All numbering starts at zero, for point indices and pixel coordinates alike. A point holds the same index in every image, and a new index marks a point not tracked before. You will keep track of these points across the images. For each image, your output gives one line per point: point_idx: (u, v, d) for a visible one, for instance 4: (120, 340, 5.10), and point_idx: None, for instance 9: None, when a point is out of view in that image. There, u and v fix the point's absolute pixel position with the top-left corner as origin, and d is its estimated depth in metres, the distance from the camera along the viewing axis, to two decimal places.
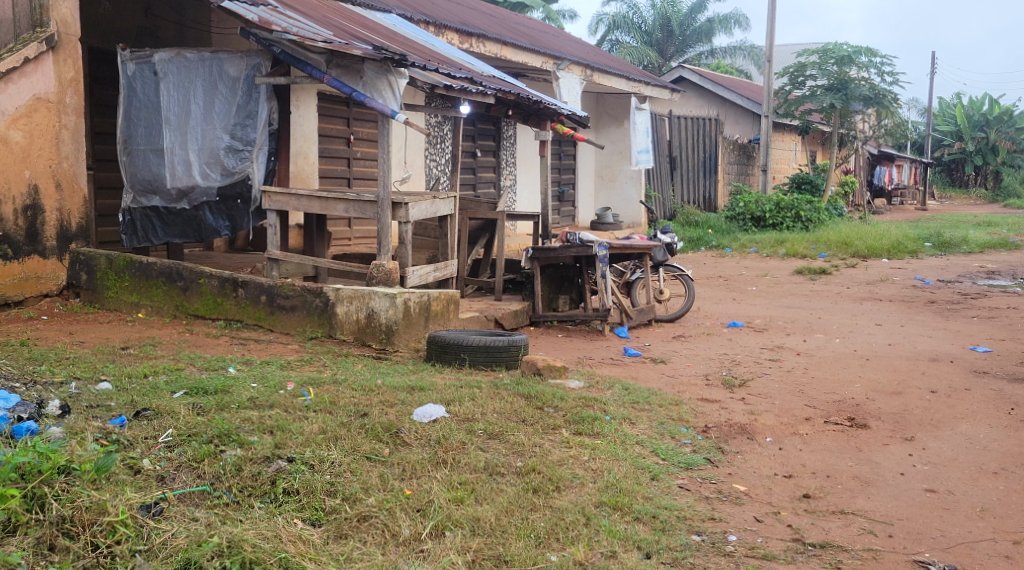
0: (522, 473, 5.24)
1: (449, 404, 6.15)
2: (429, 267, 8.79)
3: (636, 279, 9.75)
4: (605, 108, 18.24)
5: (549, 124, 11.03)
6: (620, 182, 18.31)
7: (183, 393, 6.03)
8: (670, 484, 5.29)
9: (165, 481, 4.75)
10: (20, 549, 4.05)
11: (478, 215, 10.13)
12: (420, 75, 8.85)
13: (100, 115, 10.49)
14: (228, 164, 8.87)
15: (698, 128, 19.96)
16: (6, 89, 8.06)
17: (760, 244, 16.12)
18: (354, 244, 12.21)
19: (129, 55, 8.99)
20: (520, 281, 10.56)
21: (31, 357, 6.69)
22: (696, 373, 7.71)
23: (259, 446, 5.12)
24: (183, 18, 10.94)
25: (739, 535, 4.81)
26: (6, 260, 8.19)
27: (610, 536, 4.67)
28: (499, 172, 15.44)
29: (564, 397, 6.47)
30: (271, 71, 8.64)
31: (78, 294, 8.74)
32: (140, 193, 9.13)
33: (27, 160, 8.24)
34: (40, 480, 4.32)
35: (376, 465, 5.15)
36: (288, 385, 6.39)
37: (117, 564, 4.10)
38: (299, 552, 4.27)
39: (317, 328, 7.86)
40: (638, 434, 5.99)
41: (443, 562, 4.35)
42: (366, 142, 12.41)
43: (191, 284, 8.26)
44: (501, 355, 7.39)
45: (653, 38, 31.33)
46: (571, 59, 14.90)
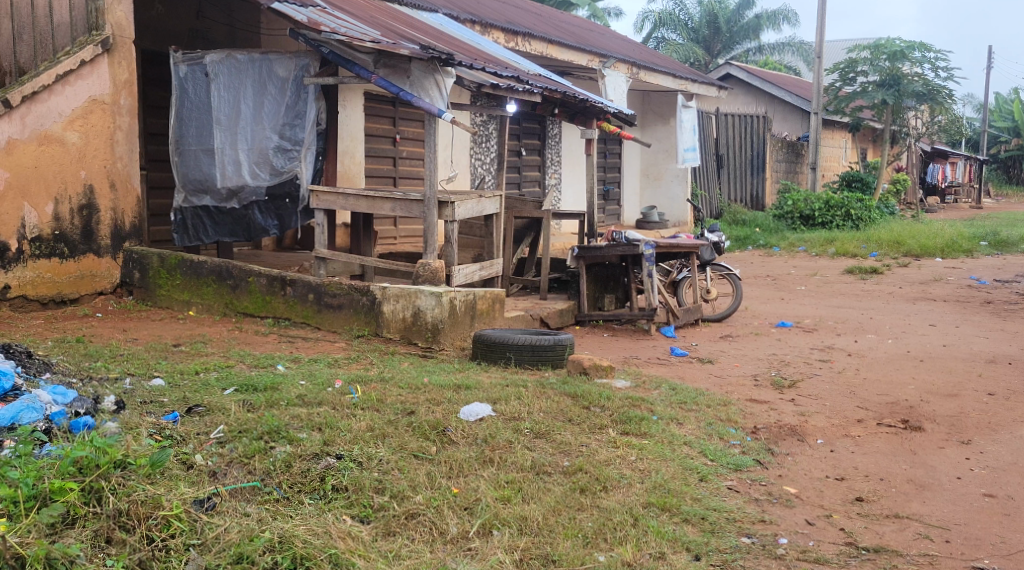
0: (569, 472, 5.23)
1: (495, 402, 6.17)
2: (475, 266, 8.81)
3: (683, 278, 9.66)
4: (651, 106, 18.17)
5: (595, 123, 10.99)
6: (665, 181, 18.23)
7: (233, 390, 6.11)
8: (719, 485, 5.26)
9: (218, 476, 4.81)
10: (79, 541, 4.11)
11: (524, 214, 10.14)
12: (467, 73, 8.87)
13: (153, 116, 10.67)
14: (276, 164, 8.95)
15: (746, 126, 19.82)
16: (63, 91, 8.20)
17: (808, 243, 15.93)
18: (400, 242, 12.29)
19: (182, 57, 9.13)
20: (566, 281, 10.54)
21: (86, 353, 6.82)
22: (744, 373, 7.66)
23: (309, 443, 5.17)
24: (234, 20, 11.06)
25: (791, 537, 4.76)
26: (62, 258, 8.35)
27: (658, 537, 4.64)
28: (544, 170, 15.45)
29: (610, 396, 6.45)
30: (319, 71, 8.73)
31: (131, 291, 8.87)
32: (191, 193, 9.28)
33: (82, 160, 8.38)
34: (98, 474, 4.37)
35: (423, 463, 5.17)
36: (336, 382, 6.45)
37: (171, 558, 4.15)
38: (349, 548, 4.30)
39: (363, 326, 7.91)
40: (686, 434, 5.96)
41: (491, 560, 4.36)
42: (412, 141, 12.47)
43: (240, 282, 8.37)
44: (547, 354, 7.39)
45: (700, 35, 31.11)
46: (618, 57, 14.84)
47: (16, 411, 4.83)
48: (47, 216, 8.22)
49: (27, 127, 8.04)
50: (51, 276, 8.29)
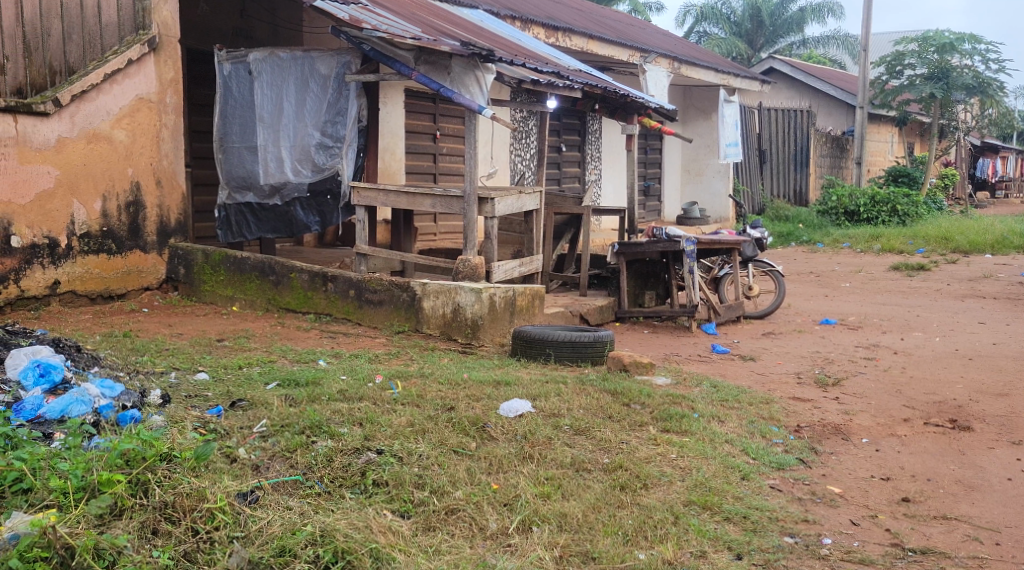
0: (609, 469, 5.22)
1: (535, 399, 6.16)
2: (514, 262, 8.80)
3: (724, 274, 9.59)
4: (692, 101, 18.06)
5: (636, 118, 10.98)
6: (707, 177, 18.11)
7: (275, 384, 6.17)
8: (761, 484, 5.21)
9: (260, 470, 4.85)
10: (126, 532, 4.16)
11: (564, 210, 10.13)
12: (507, 69, 8.89)
13: (198, 114, 10.79)
14: (318, 161, 9.02)
15: (789, 120, 19.57)
16: (111, 90, 8.29)
17: (853, 240, 15.75)
18: (440, 238, 12.31)
19: (225, 56, 9.22)
20: (606, 277, 10.52)
21: (133, 348, 6.91)
22: (787, 371, 7.59)
23: (349, 438, 5.20)
24: (277, 19, 11.18)
25: (835, 538, 4.72)
26: (110, 254, 8.45)
27: (699, 535, 4.63)
28: (584, 166, 15.41)
29: (651, 393, 6.43)
30: (360, 68, 8.76)
31: (176, 287, 9.00)
32: (235, 189, 9.37)
33: (129, 158, 8.48)
34: (145, 467, 4.45)
35: (463, 459, 5.18)
36: (376, 377, 6.50)
37: (216, 549, 4.19)
38: (389, 543, 4.32)
39: (404, 322, 7.95)
40: (727, 432, 5.91)
41: (531, 557, 4.36)
42: (452, 138, 12.50)
43: (283, 278, 8.44)
44: (587, 351, 7.37)
45: (742, 29, 30.85)
46: (659, 52, 14.76)
47: (66, 404, 4.90)
48: (95, 213, 8.29)
49: (77, 125, 8.09)
50: (100, 271, 8.39)
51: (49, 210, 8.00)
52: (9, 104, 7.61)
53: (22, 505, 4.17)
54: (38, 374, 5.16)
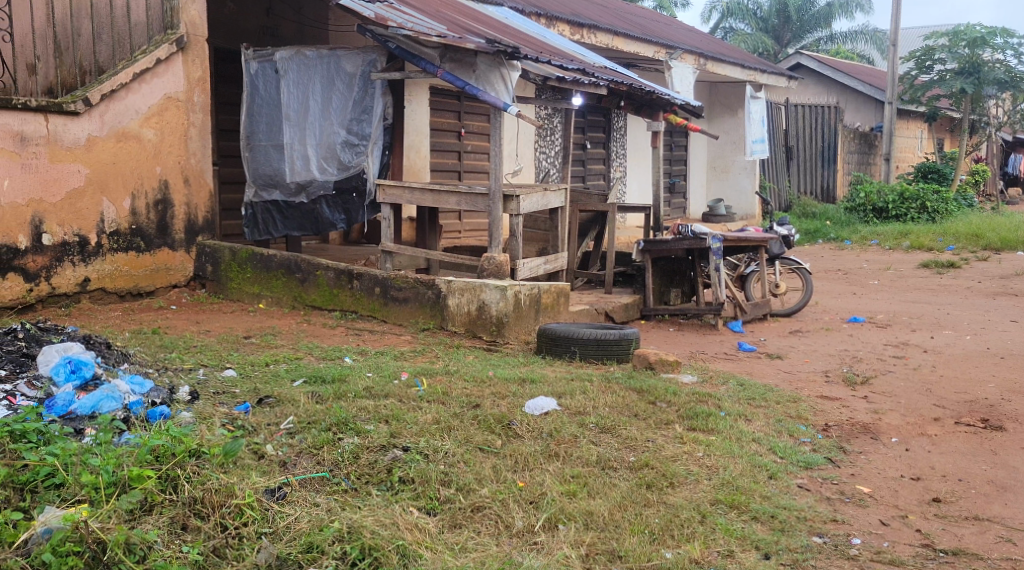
0: (635, 467, 5.21)
1: (560, 397, 6.15)
2: (540, 260, 8.82)
3: (750, 271, 9.52)
4: (718, 97, 17.97)
5: (662, 114, 10.94)
6: (733, 174, 18.03)
7: (302, 381, 6.20)
8: (789, 484, 5.18)
9: (287, 466, 4.87)
10: (156, 527, 4.19)
11: (589, 207, 10.11)
12: (532, 67, 8.90)
13: (225, 113, 10.86)
14: (343, 159, 9.04)
15: (815, 116, 19.42)
16: (140, 90, 8.35)
17: (882, 237, 15.61)
18: (465, 236, 12.33)
19: (253, 54, 9.31)
20: (631, 275, 10.49)
21: (161, 344, 6.96)
22: (815, 369, 7.54)
23: (376, 435, 5.21)
24: (303, 17, 11.25)
25: (864, 538, 4.68)
26: (139, 252, 8.52)
27: (727, 534, 4.61)
28: (609, 164, 15.37)
29: (677, 391, 6.41)
30: (386, 66, 8.78)
31: (203, 285, 9.07)
32: (262, 187, 9.43)
33: (158, 156, 8.54)
34: (174, 463, 4.48)
35: (489, 457, 5.18)
36: (402, 374, 6.51)
37: (244, 545, 4.23)
38: (416, 540, 4.33)
39: (429, 319, 7.97)
40: (755, 431, 5.88)
41: (558, 556, 4.35)
42: (477, 136, 12.51)
43: (309, 276, 8.47)
44: (613, 348, 7.36)
45: (769, 24, 30.69)
46: (684, 48, 14.70)
47: (97, 400, 4.94)
48: (124, 211, 8.36)
49: (106, 124, 8.15)
50: (129, 269, 8.46)
51: (80, 208, 8.05)
52: (40, 104, 7.66)
53: (55, 499, 4.20)
54: (70, 370, 5.21)
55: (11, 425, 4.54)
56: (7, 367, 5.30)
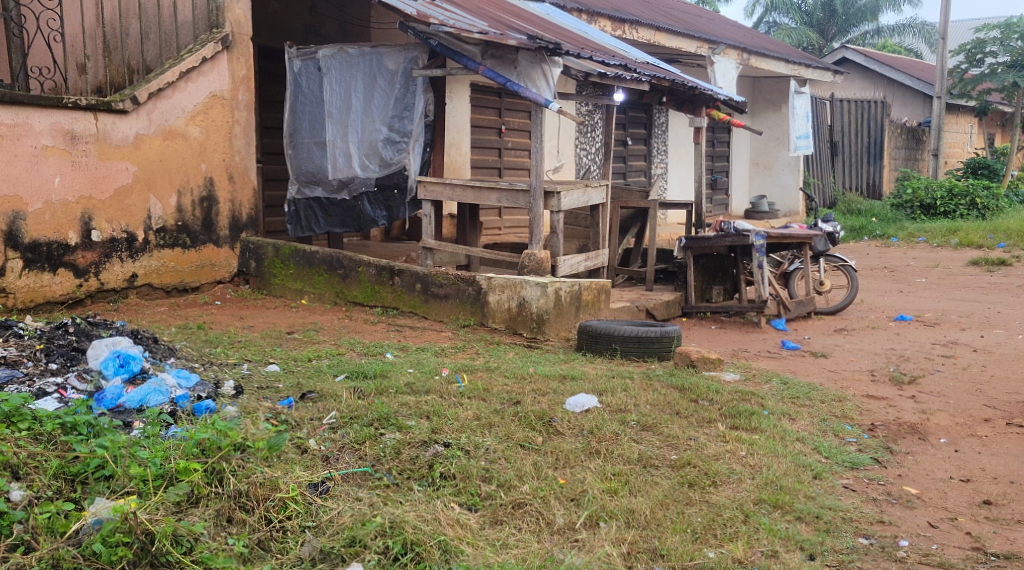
0: (676, 465, 5.18)
1: (601, 394, 6.13)
2: (581, 257, 8.79)
3: (794, 269, 9.38)
4: (762, 93, 17.82)
5: (705, 110, 10.73)
6: (777, 169, 17.86)
7: (344, 376, 6.24)
8: (834, 484, 5.13)
9: (330, 461, 4.89)
10: (203, 519, 4.22)
11: (631, 204, 10.06)
12: (574, 63, 8.86)
13: (269, 110, 10.96)
14: (385, 156, 9.07)
15: (863, 111, 19.27)
16: (186, 88, 8.43)
17: (930, 234, 15.40)
18: (505, 233, 12.33)
19: (296, 53, 9.40)
20: (672, 271, 10.43)
21: (206, 339, 7.04)
22: (861, 368, 7.44)
23: (417, 431, 5.23)
24: (345, 15, 11.31)
25: (912, 540, 4.62)
26: (185, 248, 8.62)
27: (771, 534, 4.56)
28: (650, 160, 15.30)
29: (720, 389, 6.36)
30: (428, 63, 8.79)
31: (247, 280, 9.17)
32: (305, 184, 9.49)
33: (203, 154, 8.63)
34: (220, 456, 4.49)
35: (530, 453, 5.18)
36: (442, 371, 6.53)
37: (288, 538, 4.26)
38: (457, 536, 4.34)
39: (470, 316, 7.98)
40: (799, 430, 5.82)
41: (599, 554, 4.34)
42: (518, 132, 12.52)
43: (351, 272, 8.54)
44: (654, 346, 7.32)
45: (814, 18, 30.33)
46: (727, 43, 14.56)
47: (145, 394, 5.03)
48: (171, 208, 8.46)
49: (154, 122, 8.24)
50: (175, 265, 8.56)
51: (128, 205, 8.16)
52: (90, 103, 7.76)
53: (105, 491, 4.26)
54: (119, 364, 5.30)
55: (63, 417, 4.62)
56: (59, 360, 5.40)
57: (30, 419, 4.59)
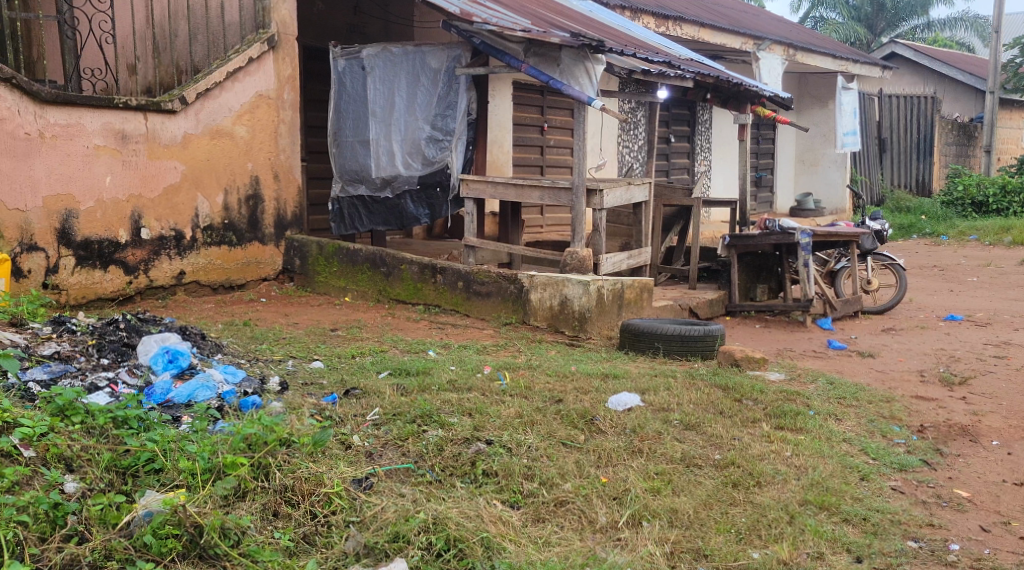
0: (720, 465, 5.14)
1: (644, 393, 6.10)
2: (623, 254, 8.76)
3: (841, 268, 9.33)
4: (808, 88, 17.66)
5: (750, 107, 10.65)
6: (823, 167, 17.66)
7: (387, 373, 6.26)
8: (882, 485, 5.06)
9: (373, 457, 4.91)
10: (249, 513, 4.27)
11: (673, 202, 10.00)
12: (618, 60, 8.79)
13: (313, 110, 11.04)
14: (428, 154, 9.09)
15: (910, 106, 18.78)
16: (233, 88, 8.50)
17: (981, 232, 15.16)
18: (546, 231, 12.32)
19: (340, 52, 9.43)
20: (716, 270, 10.35)
21: (252, 336, 7.11)
22: (910, 368, 7.34)
23: (459, 428, 5.23)
24: (389, 14, 11.35)
25: (963, 544, 4.55)
26: (231, 246, 8.72)
27: (817, 536, 4.52)
28: (693, 157, 15.19)
29: (764, 389, 6.30)
30: (471, 62, 8.84)
31: (292, 278, 9.26)
32: (348, 182, 9.52)
33: (249, 152, 8.71)
34: (266, 451, 4.54)
35: (572, 451, 5.17)
36: (484, 368, 6.53)
37: (333, 533, 4.28)
38: (500, 533, 4.34)
39: (511, 313, 7.97)
40: (845, 431, 5.75)
41: (642, 553, 4.32)
42: (560, 130, 12.50)
43: (394, 270, 8.58)
44: (697, 345, 7.26)
45: (861, 13, 29.90)
46: (773, 39, 14.44)
47: (193, 389, 5.12)
48: (218, 207, 8.55)
49: (201, 122, 8.32)
50: (222, 263, 8.66)
51: (176, 203, 8.25)
52: (140, 103, 7.87)
53: (155, 484, 4.32)
54: (167, 360, 5.41)
55: (114, 411, 4.67)
56: (109, 356, 5.47)
57: (83, 413, 4.63)
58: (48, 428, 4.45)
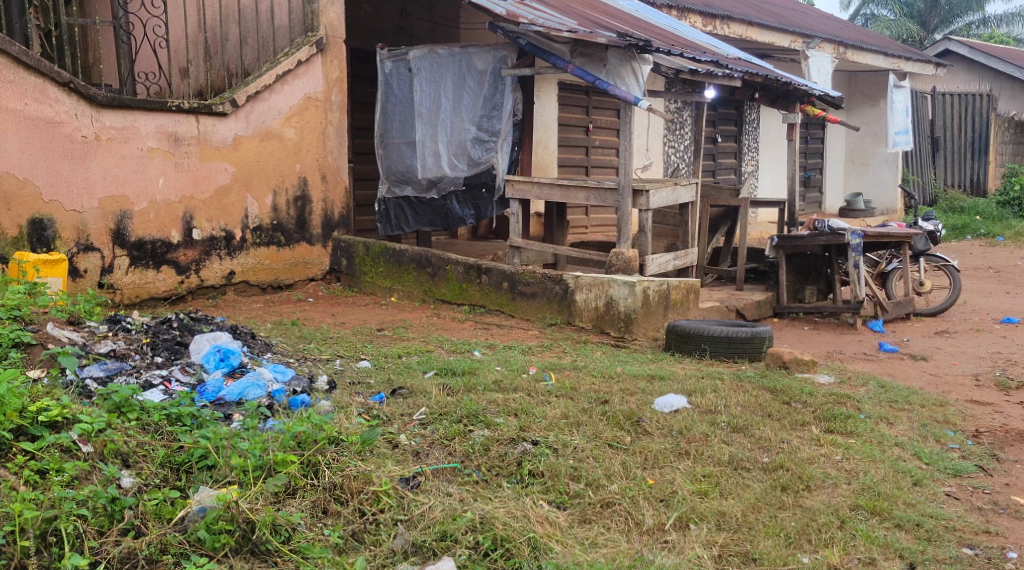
0: (769, 469, 5.08)
1: (690, 395, 6.06)
2: (669, 255, 8.68)
3: (893, 269, 9.16)
4: (858, 87, 17.41)
5: (799, 106, 10.53)
6: (874, 166, 17.42)
7: (433, 373, 6.28)
8: (936, 491, 4.97)
9: (420, 456, 4.91)
10: (299, 510, 4.31)
11: (720, 202, 9.92)
12: (665, 60, 8.72)
13: (360, 112, 11.13)
14: (473, 155, 9.09)
15: (966, 105, 18.48)
16: (282, 90, 8.58)
17: None
18: (591, 231, 12.29)
19: (387, 53, 9.51)
20: (763, 271, 10.25)
21: (300, 336, 7.16)
22: (964, 372, 7.22)
23: (505, 428, 5.23)
24: (435, 16, 11.52)
25: (1021, 552, 4.46)
26: (279, 247, 8.80)
27: (868, 541, 4.46)
28: (740, 157, 15.07)
29: (813, 392, 6.23)
30: (517, 62, 8.85)
31: (339, 278, 9.34)
32: (395, 184, 9.58)
33: (298, 155, 8.79)
34: (316, 448, 4.60)
35: (618, 453, 5.15)
36: (530, 369, 6.53)
37: (381, 531, 4.30)
38: (547, 533, 4.33)
39: (557, 314, 7.96)
40: (897, 435, 5.66)
41: (690, 555, 4.30)
42: (605, 130, 12.47)
43: (439, 270, 8.61)
44: (745, 346, 7.20)
45: (914, 9, 29.41)
46: (822, 37, 14.28)
47: (244, 387, 5.17)
48: (266, 208, 8.63)
49: (251, 124, 8.41)
50: (270, 263, 8.75)
51: (226, 204, 8.35)
52: (192, 106, 7.97)
53: (208, 480, 4.37)
54: (219, 359, 5.49)
55: (168, 409, 4.76)
56: (163, 354, 5.56)
57: (138, 410, 4.71)
58: (106, 424, 4.50)
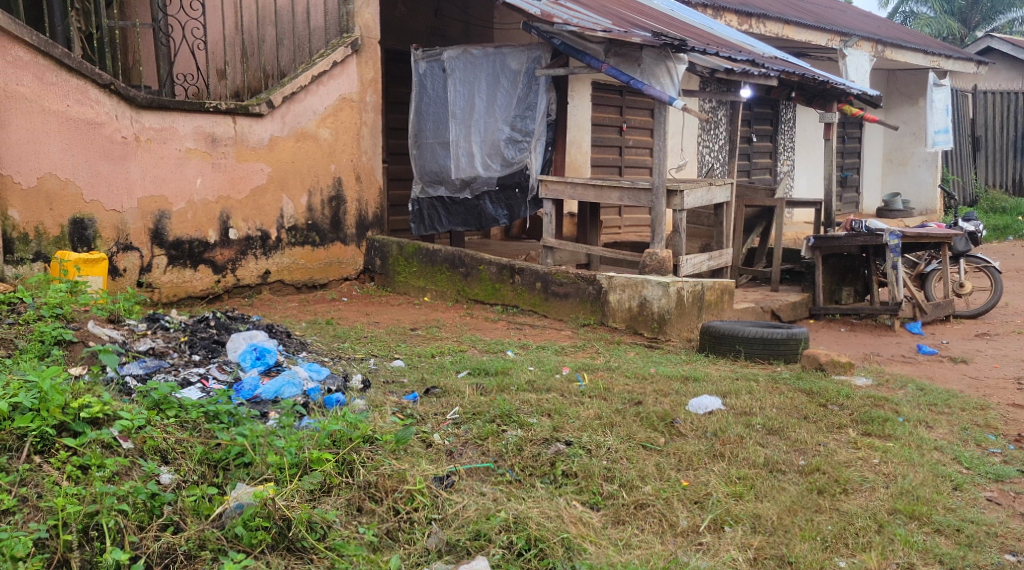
0: (805, 471, 5.03)
1: (725, 396, 6.02)
2: (704, 256, 8.62)
3: (931, 270, 9.05)
4: (897, 86, 17.22)
5: (836, 106, 10.43)
6: (912, 166, 17.23)
7: (466, 372, 6.29)
8: (977, 496, 4.91)
9: (454, 455, 4.91)
10: (334, 508, 4.32)
11: (755, 202, 9.83)
12: (700, 59, 8.66)
13: (394, 112, 11.16)
14: (507, 155, 9.06)
15: (1007, 103, 18.15)
16: (318, 91, 8.62)
17: None
18: (624, 231, 12.24)
19: (422, 54, 9.52)
20: (799, 271, 10.16)
21: (335, 334, 7.19)
22: (1005, 375, 7.11)
23: (539, 429, 5.22)
24: (470, 16, 11.46)
25: None
26: (314, 246, 8.85)
27: (907, 546, 4.40)
28: (775, 157, 14.95)
29: (851, 394, 6.15)
30: (551, 63, 8.77)
31: (372, 278, 9.38)
32: (429, 184, 9.63)
33: (333, 155, 8.83)
34: (351, 447, 4.60)
35: (652, 454, 5.12)
36: (563, 369, 6.52)
37: (416, 530, 4.30)
38: (581, 534, 4.32)
39: (590, 315, 7.93)
40: (936, 439, 5.59)
41: (725, 558, 4.27)
42: (639, 130, 12.42)
43: (472, 270, 8.63)
44: (780, 348, 7.14)
45: (955, 7, 29.01)
46: (860, 36, 14.12)
47: (279, 385, 5.19)
48: (302, 208, 8.68)
49: (287, 124, 8.46)
50: (305, 262, 8.80)
51: (262, 204, 8.40)
52: (229, 107, 8.03)
53: (245, 477, 4.39)
54: (255, 357, 5.52)
55: (206, 406, 4.79)
56: (200, 352, 5.60)
57: (177, 407, 4.75)
58: (146, 420, 4.54)
